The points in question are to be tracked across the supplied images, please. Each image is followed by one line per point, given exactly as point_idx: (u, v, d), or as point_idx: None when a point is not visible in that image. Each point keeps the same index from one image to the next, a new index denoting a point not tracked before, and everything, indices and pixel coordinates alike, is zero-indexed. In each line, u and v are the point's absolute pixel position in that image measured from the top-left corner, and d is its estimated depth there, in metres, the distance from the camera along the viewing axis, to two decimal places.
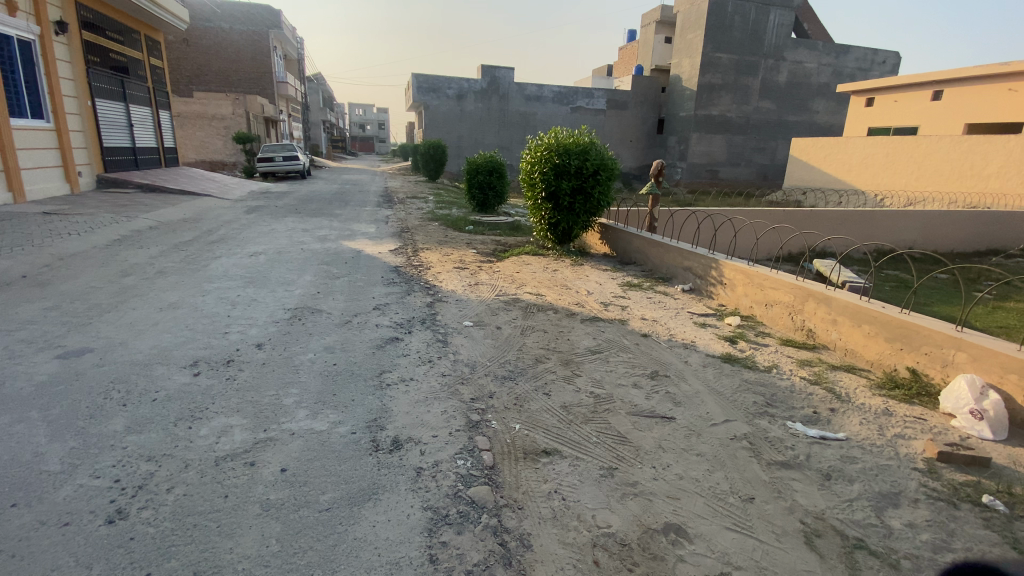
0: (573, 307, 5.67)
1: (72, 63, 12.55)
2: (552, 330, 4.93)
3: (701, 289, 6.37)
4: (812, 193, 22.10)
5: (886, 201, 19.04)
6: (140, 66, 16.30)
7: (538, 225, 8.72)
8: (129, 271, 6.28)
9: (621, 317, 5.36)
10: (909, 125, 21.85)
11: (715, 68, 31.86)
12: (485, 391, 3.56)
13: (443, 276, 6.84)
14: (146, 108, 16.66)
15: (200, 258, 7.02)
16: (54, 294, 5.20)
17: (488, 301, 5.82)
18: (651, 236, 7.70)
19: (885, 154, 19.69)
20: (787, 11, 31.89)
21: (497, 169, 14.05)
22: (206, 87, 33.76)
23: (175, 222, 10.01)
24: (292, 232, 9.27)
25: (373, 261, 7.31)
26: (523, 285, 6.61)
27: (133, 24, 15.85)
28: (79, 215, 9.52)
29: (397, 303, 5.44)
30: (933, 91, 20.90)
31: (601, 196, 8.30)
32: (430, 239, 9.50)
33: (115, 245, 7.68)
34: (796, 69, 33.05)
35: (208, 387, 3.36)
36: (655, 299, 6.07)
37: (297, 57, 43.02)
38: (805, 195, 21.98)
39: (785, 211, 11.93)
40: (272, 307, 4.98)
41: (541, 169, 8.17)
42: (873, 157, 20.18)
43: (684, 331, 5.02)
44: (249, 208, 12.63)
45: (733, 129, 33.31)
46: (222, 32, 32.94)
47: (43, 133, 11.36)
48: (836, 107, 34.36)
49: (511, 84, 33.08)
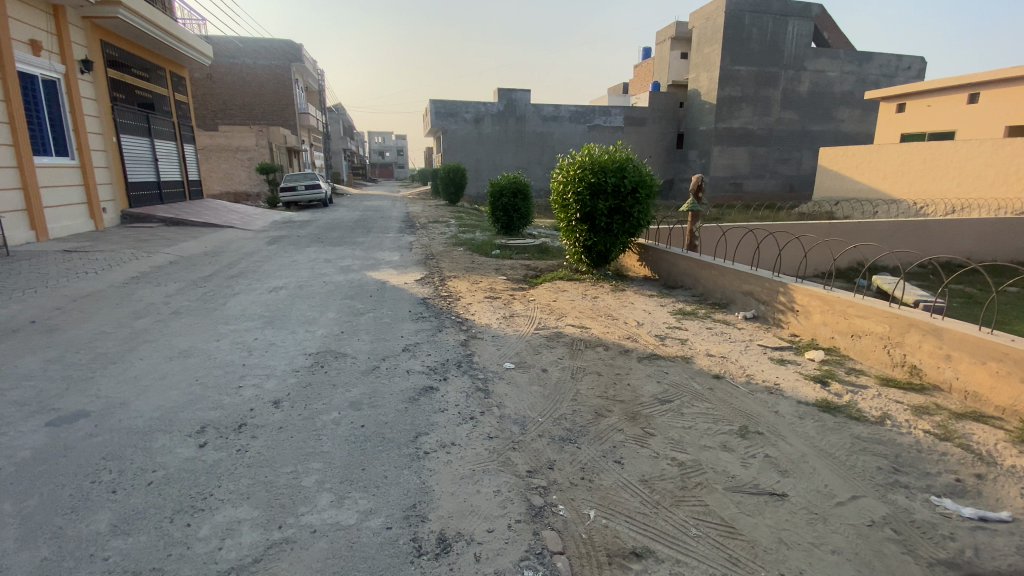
0: (624, 341, 5.03)
1: (97, 101, 12.65)
2: (607, 371, 4.28)
3: (768, 316, 5.67)
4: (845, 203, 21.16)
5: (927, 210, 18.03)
6: (165, 102, 16.52)
7: (572, 248, 8.12)
8: (143, 312, 5.89)
9: (683, 354, 4.71)
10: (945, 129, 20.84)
11: (735, 81, 31.32)
12: (545, 460, 2.93)
13: (475, 308, 6.26)
14: (171, 143, 16.81)
15: (218, 295, 6.61)
16: (60, 342, 4.79)
17: (527, 338, 5.19)
18: (700, 257, 7.05)
19: (923, 160, 18.73)
20: (806, 21, 31.26)
21: (521, 191, 13.57)
22: (231, 121, 34.57)
23: (196, 256, 9.73)
24: (313, 264, 8.88)
25: (399, 293, 6.80)
26: (564, 316, 5.98)
27: (158, 62, 16.09)
28: (99, 252, 9.31)
29: (428, 343, 4.85)
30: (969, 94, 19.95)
31: (640, 215, 7.68)
32: (457, 267, 8.97)
33: (132, 283, 7.34)
34: (818, 78, 32.30)
35: (215, 464, 2.79)
36: (716, 330, 5.42)
37: (317, 89, 44.02)
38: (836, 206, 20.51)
39: (831, 224, 11.10)
40: (291, 353, 4.44)
41: (574, 189, 7.60)
42: (909, 164, 19.16)
43: (761, 372, 4.34)
44: (271, 238, 12.39)
45: (757, 141, 32.55)
46: (246, 68, 33.80)
47: (68, 170, 11.34)
48: (863, 115, 33.35)
49: (528, 106, 33.02)
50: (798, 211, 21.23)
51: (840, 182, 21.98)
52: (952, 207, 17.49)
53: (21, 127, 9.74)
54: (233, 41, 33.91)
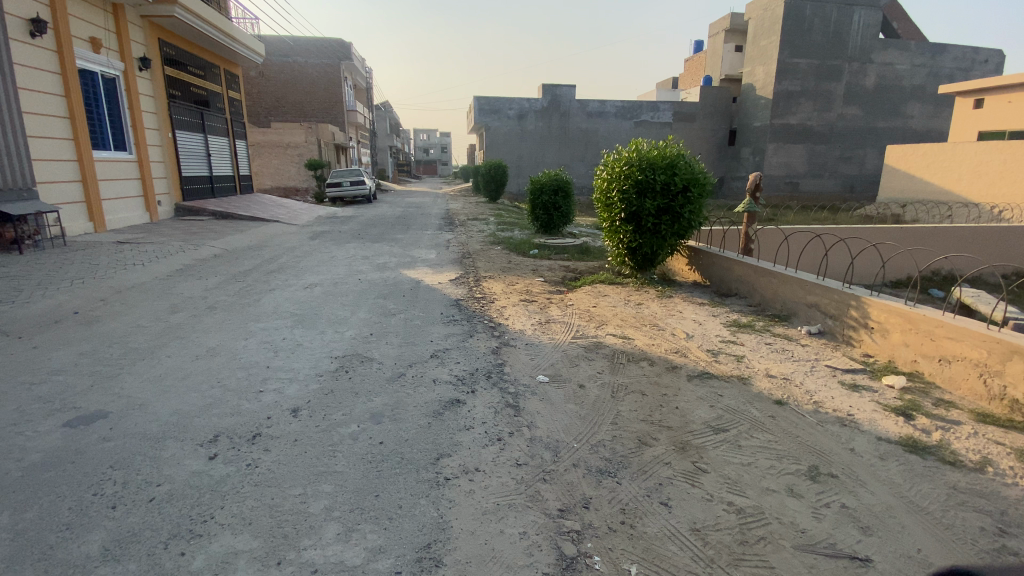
0: (671, 356, 4.59)
1: (154, 97, 13.17)
2: (653, 392, 3.87)
3: (836, 332, 5.09)
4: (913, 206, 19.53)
5: (1004, 214, 16.26)
6: (219, 99, 17.09)
7: (615, 249, 7.68)
8: (180, 306, 5.91)
9: (740, 374, 4.25)
10: None
11: (794, 75, 29.61)
12: (579, 496, 2.59)
13: (510, 312, 5.94)
14: (224, 138, 17.38)
15: (253, 291, 6.58)
16: (97, 335, 4.81)
17: (564, 347, 4.82)
18: (757, 263, 6.48)
19: (1004, 160, 17.01)
20: (874, 10, 29.16)
21: (563, 189, 13.14)
22: (283, 118, 35.69)
23: (239, 250, 9.89)
24: (350, 260, 8.81)
25: (433, 294, 6.57)
26: (605, 324, 5.57)
27: (213, 60, 16.66)
28: (149, 244, 9.61)
29: (458, 349, 4.58)
30: None
31: (691, 216, 7.15)
32: (493, 266, 8.68)
33: (175, 276, 7.46)
34: (886, 72, 30.09)
35: (221, 481, 2.58)
36: (777, 347, 4.90)
37: (365, 86, 44.88)
38: (904, 208, 18.96)
39: (903, 229, 10.11)
40: (317, 356, 4.25)
41: (619, 187, 7.16)
42: (988, 164, 17.48)
43: (830, 400, 3.83)
44: (313, 233, 12.52)
45: (815, 138, 30.69)
46: (298, 66, 34.80)
47: (126, 164, 11.83)
48: (935, 111, 30.87)
49: (573, 102, 32.39)
50: (860, 213, 19.76)
51: (908, 182, 20.33)
52: None
53: (81, 123, 10.19)
54: (287, 40, 35.10)
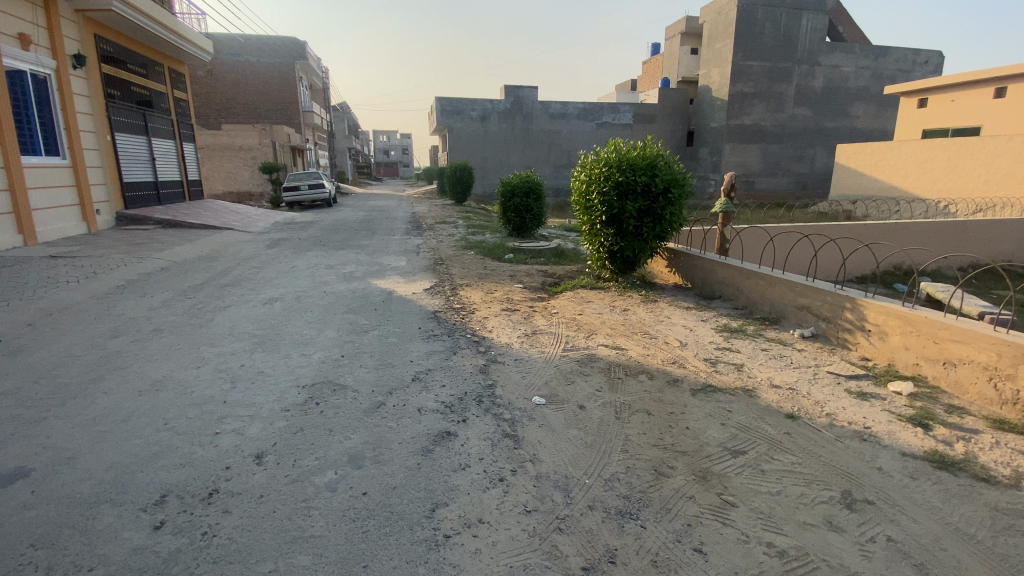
0: (670, 368, 4.31)
1: (90, 98, 12.06)
2: (659, 410, 3.57)
3: (831, 336, 4.97)
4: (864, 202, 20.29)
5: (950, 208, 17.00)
6: (163, 99, 15.95)
7: (595, 253, 7.40)
8: (121, 329, 5.25)
9: (744, 386, 4.01)
10: (970, 125, 19.91)
11: (748, 76, 30.44)
12: (603, 549, 2.26)
13: (492, 324, 5.54)
14: (169, 141, 16.22)
15: (207, 308, 5.94)
16: (19, 368, 4.14)
17: (555, 362, 4.47)
18: (742, 264, 6.33)
19: (945, 157, 17.85)
20: (821, 15, 30.30)
21: (534, 190, 12.83)
22: (235, 119, 34.04)
23: (189, 261, 9.10)
24: (314, 270, 8.20)
25: (407, 306, 6.10)
26: (594, 333, 5.26)
27: (156, 57, 15.51)
28: (86, 257, 8.70)
29: (442, 370, 4.16)
30: (995, 88, 19.05)
31: (673, 218, 6.94)
32: (468, 273, 8.27)
33: (115, 293, 6.70)
34: (833, 74, 31.35)
35: (168, 561, 2.10)
36: (775, 353, 4.71)
37: (322, 87, 43.39)
38: (856, 204, 19.68)
39: (866, 226, 10.32)
40: (282, 386, 3.73)
41: (599, 189, 6.88)
42: (932, 161, 18.32)
43: (842, 413, 3.63)
44: (271, 241, 11.74)
45: (770, 138, 31.68)
46: (249, 65, 33.24)
47: (58, 170, 10.76)
48: (879, 111, 32.37)
49: (536, 103, 32.25)
50: (817, 210, 20.40)
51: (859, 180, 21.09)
52: (975, 206, 16.51)
53: (8, 127, 9.14)
54: (237, 37, 33.31)
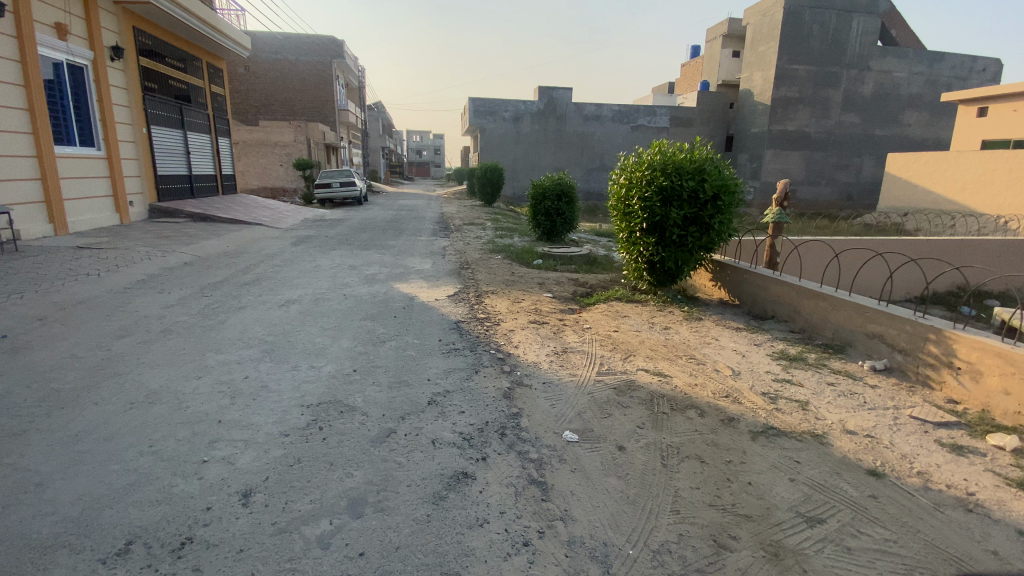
0: (722, 403, 3.75)
1: (128, 90, 12.20)
2: (713, 457, 3.05)
3: (909, 371, 4.32)
4: (915, 215, 19.01)
5: (1010, 224, 15.65)
6: (201, 94, 16.13)
7: (632, 263, 6.84)
8: (131, 328, 5.00)
9: (813, 431, 3.43)
10: None
11: (793, 81, 29.17)
12: None
13: (519, 338, 5.05)
14: (205, 136, 16.37)
15: (221, 309, 5.66)
16: (16, 369, 3.90)
17: (588, 388, 3.95)
18: (799, 282, 5.70)
19: (1007, 170, 16.45)
20: (873, 17, 28.78)
21: (566, 194, 12.32)
22: (272, 116, 34.60)
23: (214, 257, 8.97)
24: (335, 271, 7.91)
25: (428, 314, 5.69)
26: (632, 354, 4.72)
27: (196, 52, 15.70)
28: (112, 250, 8.65)
29: (462, 392, 3.70)
30: None
31: (721, 227, 6.34)
32: (495, 279, 7.82)
33: (134, 288, 6.53)
34: (884, 79, 29.72)
35: None
36: (844, 390, 4.08)
37: (358, 86, 43.82)
38: (906, 217, 18.42)
39: (928, 242, 9.46)
40: (285, 405, 3.34)
41: (641, 193, 6.34)
42: (992, 174, 16.94)
43: (937, 472, 3.02)
44: (298, 238, 11.58)
45: (813, 146, 30.28)
46: (288, 63, 33.75)
47: (93, 161, 10.86)
48: (932, 120, 30.57)
49: (569, 105, 31.69)
50: (863, 222, 19.19)
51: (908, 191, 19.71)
52: None
53: (43, 116, 9.23)
54: (277, 36, 33.78)
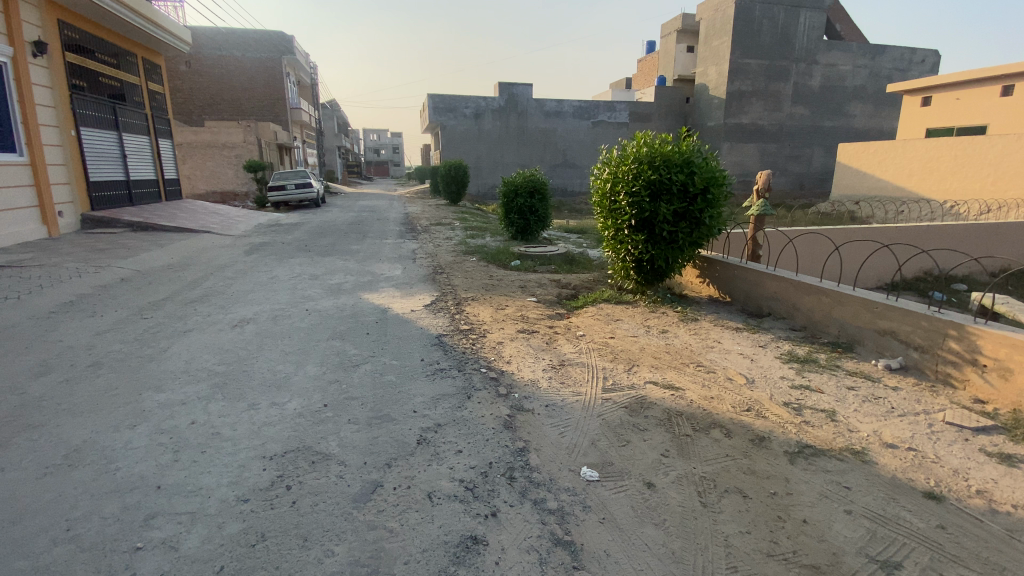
0: (746, 419, 3.38)
1: (53, 89, 10.91)
2: (757, 490, 2.66)
3: (928, 370, 4.08)
4: (867, 202, 19.61)
5: (956, 209, 16.25)
6: (136, 92, 14.78)
7: (619, 262, 6.45)
8: (50, 362, 4.19)
9: (852, 448, 3.11)
10: (975, 124, 19.21)
11: (746, 75, 29.76)
12: None
13: (510, 352, 4.54)
14: (143, 137, 15.04)
15: (162, 333, 4.89)
16: None
17: (597, 408, 3.49)
18: (796, 276, 5.44)
19: (952, 156, 17.07)
20: (819, 12, 29.65)
21: (539, 191, 11.88)
22: (219, 116, 32.65)
23: (156, 271, 8.04)
24: (295, 282, 7.18)
25: (404, 328, 5.10)
26: (636, 364, 4.29)
27: (130, 46, 14.34)
28: (35, 267, 7.60)
29: (457, 425, 3.17)
30: (1002, 87, 18.41)
31: (712, 222, 6.02)
32: (473, 284, 7.29)
33: (60, 312, 5.64)
34: (830, 72, 30.70)
35: None
36: (867, 394, 3.80)
37: (311, 83, 42.06)
38: (859, 204, 18.89)
39: (899, 229, 9.51)
40: (242, 459, 2.73)
41: (629, 187, 5.94)
42: (938, 161, 17.55)
43: (995, 490, 2.74)
44: (252, 246, 10.68)
45: (768, 137, 31.05)
46: (234, 60, 31.94)
47: (13, 168, 9.62)
48: (876, 110, 31.81)
49: (530, 101, 31.30)
50: (820, 210, 19.62)
51: (861, 179, 20.31)
52: (982, 207, 15.77)
53: None
54: (221, 31, 31.88)
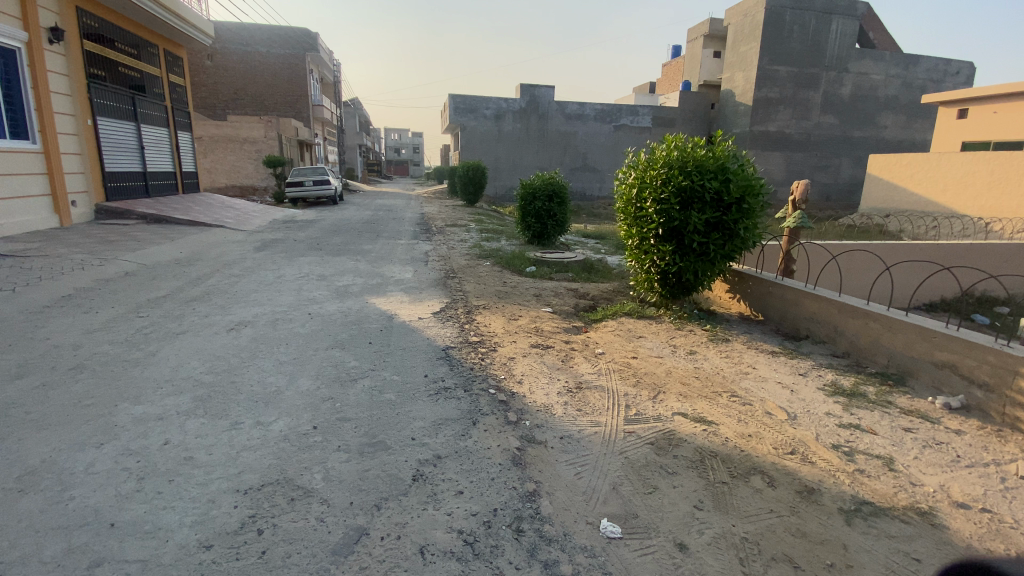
0: (791, 464, 2.95)
1: (69, 76, 10.87)
2: (811, 561, 2.24)
3: (997, 412, 3.58)
4: (896, 216, 18.80)
5: (993, 226, 15.40)
6: (157, 84, 14.79)
7: (643, 274, 6.03)
8: (31, 363, 3.94)
9: (918, 507, 2.66)
10: (1014, 139, 18.29)
11: (774, 82, 28.99)
12: None
13: (522, 370, 4.15)
14: (162, 129, 15.04)
15: (154, 334, 4.61)
16: None
17: (619, 444, 3.08)
18: (839, 297, 4.96)
19: (989, 171, 16.20)
20: (852, 19, 28.75)
21: (558, 194, 11.48)
22: (242, 111, 32.96)
23: (162, 265, 7.85)
24: (301, 282, 6.90)
25: (410, 338, 4.75)
26: (661, 391, 3.86)
27: (151, 38, 14.34)
28: (40, 257, 7.46)
29: (460, 458, 2.79)
30: None
31: (746, 234, 5.57)
32: (486, 291, 6.93)
33: (54, 307, 5.44)
34: (862, 81, 29.73)
35: None
36: (927, 439, 3.33)
37: (333, 81, 42.28)
38: (888, 218, 18.12)
39: (941, 246, 8.85)
40: (211, 493, 2.40)
41: (657, 194, 5.52)
42: (974, 176, 16.68)
43: None
44: (263, 243, 10.49)
45: (794, 146, 30.20)
46: (259, 56, 32.24)
47: (26, 156, 9.57)
48: (908, 122, 30.70)
49: (551, 103, 30.93)
50: (848, 222, 18.88)
51: (892, 192, 19.50)
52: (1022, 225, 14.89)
53: None
54: (247, 27, 32.20)
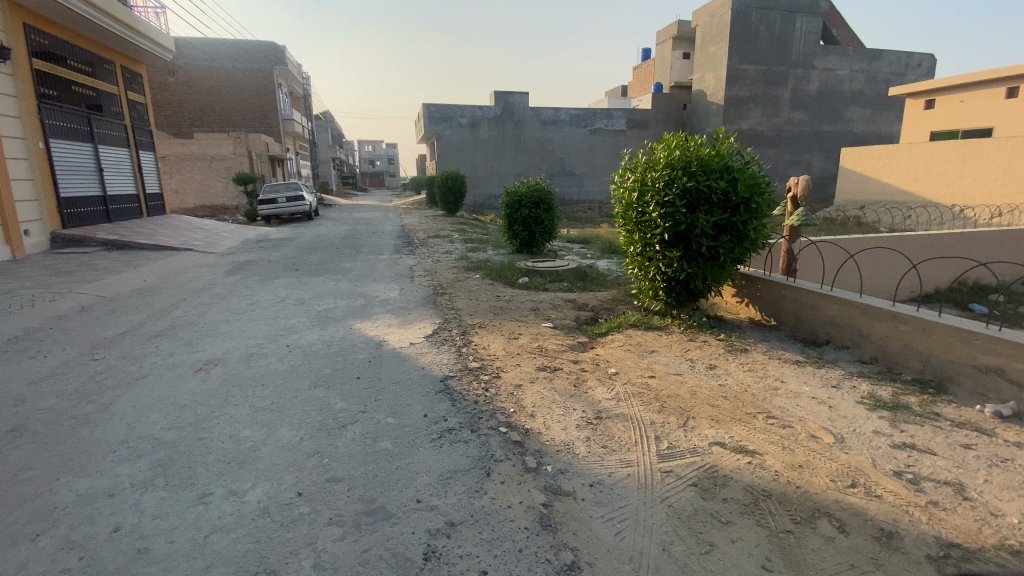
0: (857, 501, 2.57)
1: (18, 97, 10.11)
2: None
3: None
4: (873, 207, 18.95)
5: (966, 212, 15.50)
6: (115, 103, 14.00)
7: (648, 282, 5.65)
8: None
9: (1013, 547, 2.30)
10: (977, 128, 18.65)
11: (744, 81, 29.32)
12: None
13: (533, 400, 3.70)
14: (123, 150, 14.24)
15: (110, 381, 4.04)
16: None
17: (657, 490, 2.65)
18: (860, 298, 4.65)
19: (959, 158, 16.27)
20: (815, 17, 29.30)
21: (544, 200, 11.09)
22: (209, 129, 31.95)
23: (123, 296, 7.20)
24: (277, 308, 6.36)
25: (401, 369, 4.25)
26: (690, 417, 3.45)
27: (107, 55, 13.57)
28: None
29: (479, 524, 2.33)
30: (1007, 87, 17.82)
31: (756, 235, 5.23)
32: (479, 307, 6.50)
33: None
34: (829, 77, 30.26)
35: None
36: (990, 456, 3.00)
37: (303, 95, 41.43)
38: (865, 209, 18.20)
39: (936, 236, 8.62)
40: None
41: (661, 196, 5.16)
42: (945, 162, 16.75)
43: None
44: (234, 266, 9.85)
45: (767, 143, 30.50)
46: (225, 72, 31.33)
47: None
48: (874, 114, 31.32)
49: (526, 109, 30.72)
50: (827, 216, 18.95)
51: (866, 184, 19.67)
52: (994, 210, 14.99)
53: None
54: (211, 42, 31.29)
